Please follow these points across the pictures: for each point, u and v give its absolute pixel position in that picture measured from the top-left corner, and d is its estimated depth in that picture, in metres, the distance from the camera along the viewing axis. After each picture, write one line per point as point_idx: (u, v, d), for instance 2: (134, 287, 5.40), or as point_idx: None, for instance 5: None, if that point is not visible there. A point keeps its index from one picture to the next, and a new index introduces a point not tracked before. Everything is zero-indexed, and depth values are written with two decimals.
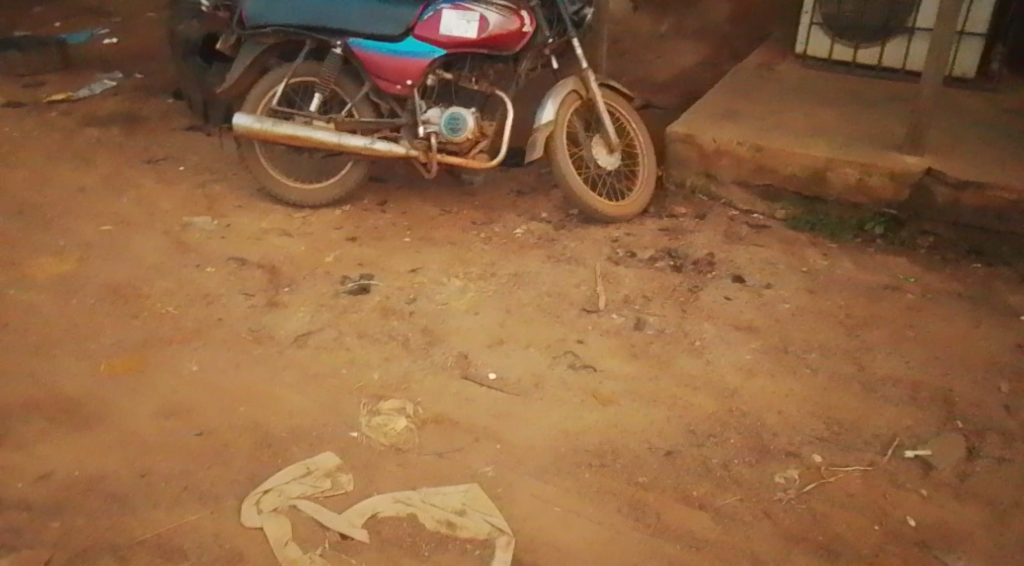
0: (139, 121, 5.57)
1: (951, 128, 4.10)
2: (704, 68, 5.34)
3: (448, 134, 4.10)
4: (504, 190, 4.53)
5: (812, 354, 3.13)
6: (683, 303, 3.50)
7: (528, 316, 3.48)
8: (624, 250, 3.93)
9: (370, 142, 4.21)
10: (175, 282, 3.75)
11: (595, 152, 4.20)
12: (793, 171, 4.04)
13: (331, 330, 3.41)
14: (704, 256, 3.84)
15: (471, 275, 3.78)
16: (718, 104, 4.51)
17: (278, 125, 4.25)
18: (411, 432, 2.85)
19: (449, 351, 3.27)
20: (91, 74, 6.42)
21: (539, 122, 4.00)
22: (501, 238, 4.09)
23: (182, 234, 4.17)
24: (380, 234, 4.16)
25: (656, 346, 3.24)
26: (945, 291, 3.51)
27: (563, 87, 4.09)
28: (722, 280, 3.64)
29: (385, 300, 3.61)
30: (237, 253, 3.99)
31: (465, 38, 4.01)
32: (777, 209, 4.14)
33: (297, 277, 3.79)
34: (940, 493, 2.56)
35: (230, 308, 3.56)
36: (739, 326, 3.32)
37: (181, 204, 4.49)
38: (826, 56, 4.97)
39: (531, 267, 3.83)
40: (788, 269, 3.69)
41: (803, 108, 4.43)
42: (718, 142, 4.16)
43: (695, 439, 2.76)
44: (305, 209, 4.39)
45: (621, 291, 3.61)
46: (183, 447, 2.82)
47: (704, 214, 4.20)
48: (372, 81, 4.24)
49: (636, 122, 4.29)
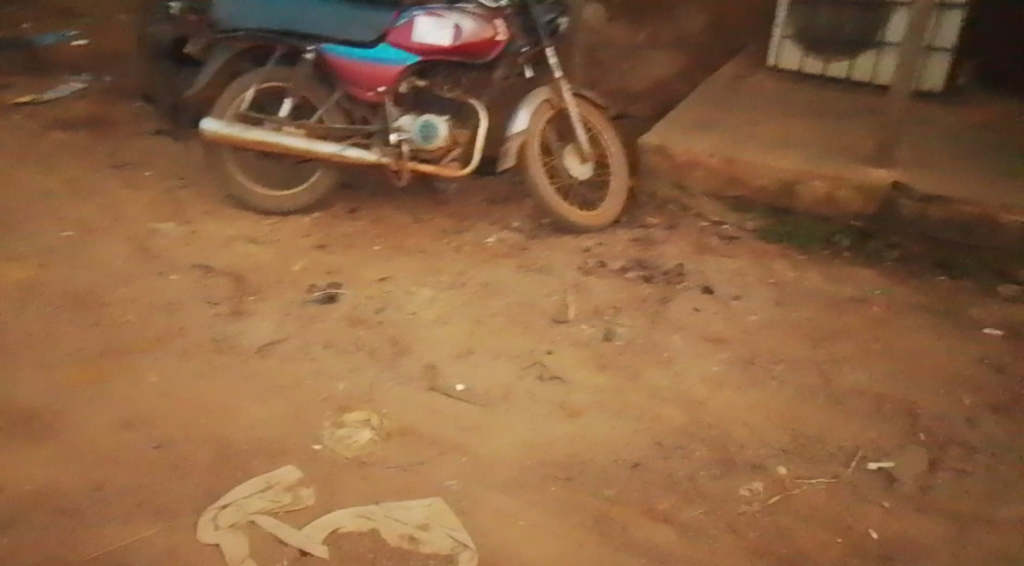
0: (108, 125, 5.50)
1: (920, 141, 4.13)
2: (678, 78, 5.36)
3: (420, 142, 4.07)
4: (476, 199, 4.51)
5: (780, 365, 3.13)
6: (653, 314, 3.49)
7: (497, 326, 3.46)
8: (594, 260, 3.92)
9: (341, 148, 4.17)
10: (138, 290, 3.69)
11: (568, 161, 4.19)
12: (763, 183, 4.05)
13: (297, 339, 3.37)
14: (674, 267, 3.84)
15: (441, 284, 3.75)
16: (691, 115, 4.53)
17: (248, 130, 4.19)
18: (376, 444, 2.82)
19: (416, 361, 3.24)
20: (60, 75, 6.34)
21: (513, 130, 4.01)
22: (471, 247, 4.07)
23: (147, 240, 4.11)
24: (349, 242, 4.12)
25: (625, 357, 3.23)
26: (912, 303, 3.53)
27: (536, 96, 4.09)
28: (692, 291, 3.63)
29: (353, 308, 3.57)
30: (203, 260, 3.94)
31: (437, 45, 3.97)
32: (747, 220, 4.16)
33: (264, 285, 3.75)
34: (903, 506, 2.56)
35: (195, 316, 3.51)
36: (707, 337, 3.32)
37: (148, 209, 4.42)
38: (798, 69, 5.01)
39: (501, 277, 3.81)
40: (757, 280, 3.70)
41: (774, 120, 4.45)
42: (691, 153, 4.18)
43: (662, 452, 2.74)
44: (275, 216, 4.34)
45: (590, 301, 3.60)
46: (142, 459, 2.77)
47: (676, 224, 4.20)
48: (344, 87, 4.22)
49: (609, 132, 4.29)
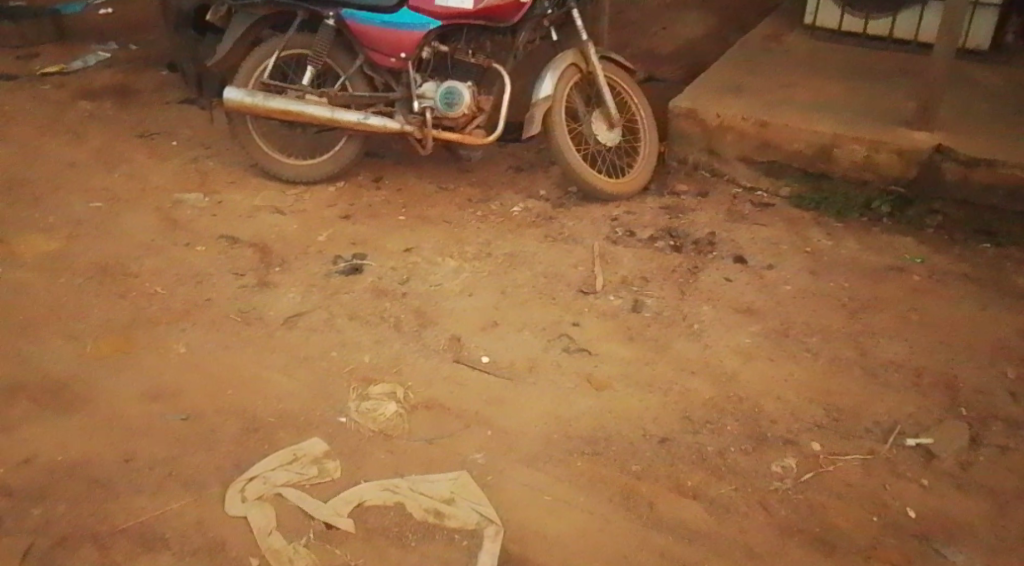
0: (133, 94, 5.48)
1: (963, 103, 3.98)
2: (709, 39, 5.21)
3: (443, 109, 4.00)
4: (502, 166, 4.44)
5: (814, 337, 3.04)
6: (682, 284, 3.42)
7: (523, 297, 3.40)
8: (623, 229, 3.84)
9: (363, 116, 4.10)
10: (164, 261, 3.68)
11: (595, 128, 4.09)
12: (798, 148, 3.93)
13: (322, 311, 3.34)
14: (705, 235, 3.75)
15: (466, 255, 3.70)
16: (722, 77, 4.40)
17: (270, 99, 4.15)
18: (400, 417, 2.79)
19: (442, 333, 3.20)
20: (85, 45, 6.32)
21: (537, 97, 3.90)
22: (497, 216, 4.01)
23: (172, 211, 4.10)
24: (374, 212, 4.08)
25: (653, 329, 3.16)
26: (952, 272, 3.41)
27: (562, 60, 3.98)
28: (723, 261, 3.55)
29: (378, 280, 3.53)
30: (228, 231, 3.92)
31: (459, 9, 3.89)
32: (781, 186, 4.05)
33: (288, 256, 3.72)
34: (941, 483, 2.48)
35: (220, 288, 3.49)
36: (739, 308, 3.23)
37: (173, 180, 4.41)
38: (835, 28, 4.83)
39: (527, 247, 3.75)
40: (791, 249, 3.60)
41: (810, 82, 4.31)
42: (722, 118, 4.06)
43: (691, 426, 2.69)
44: (300, 185, 4.31)
45: (619, 271, 3.53)
46: (167, 432, 2.77)
47: (706, 192, 4.11)
48: (366, 54, 4.14)
49: (638, 96, 4.18)
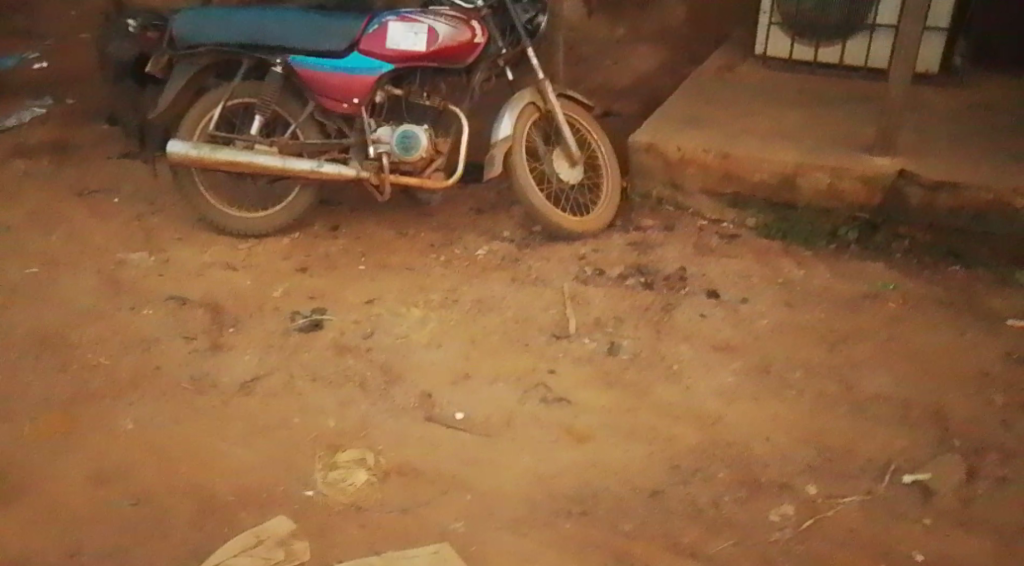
0: (71, 150, 5.26)
1: (921, 127, 3.96)
2: (663, 71, 5.17)
3: (400, 153, 3.87)
4: (462, 209, 4.31)
5: (797, 373, 2.94)
6: (657, 323, 3.31)
7: (493, 345, 3.26)
8: (591, 269, 3.73)
9: (317, 164, 3.95)
10: (108, 328, 3.47)
11: (556, 166, 3.99)
12: (762, 178, 3.88)
13: (282, 373, 3.16)
14: (675, 271, 3.66)
15: (431, 304, 3.54)
16: (681, 109, 4.34)
17: (217, 150, 3.97)
18: (372, 486, 2.61)
19: (411, 390, 3.04)
20: (19, 101, 6.08)
21: (496, 138, 3.80)
22: (460, 261, 3.87)
23: (116, 272, 3.89)
24: (331, 263, 3.91)
25: (631, 373, 3.04)
26: (927, 297, 3.36)
27: (519, 100, 3.89)
28: (696, 297, 3.45)
29: (339, 336, 3.36)
30: (177, 292, 3.72)
31: (413, 51, 3.78)
32: (747, 217, 3.98)
33: (242, 315, 3.53)
34: (943, 522, 2.38)
35: (171, 355, 3.29)
36: (717, 346, 3.13)
37: (117, 239, 4.20)
38: (787, 57, 4.83)
39: (493, 292, 3.61)
40: (763, 281, 3.52)
41: (768, 111, 4.27)
42: (684, 151, 3.98)
43: (680, 476, 2.55)
44: (252, 238, 4.14)
45: (591, 312, 3.41)
46: (119, 518, 2.56)
47: (673, 225, 4.02)
48: (316, 100, 3.99)
49: (598, 132, 4.10)
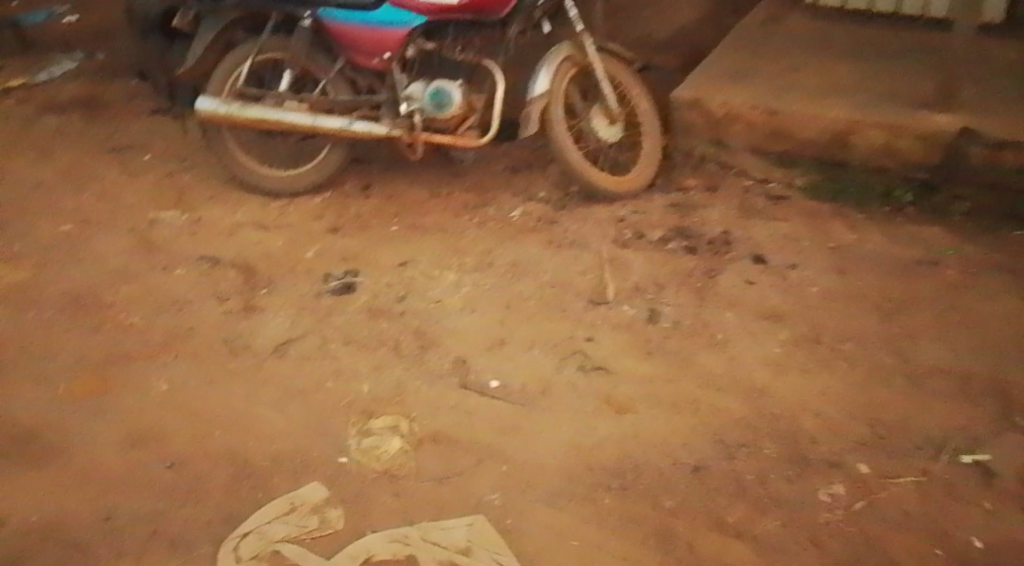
0: (102, 106, 5.20)
1: (984, 82, 3.75)
2: (706, 22, 4.95)
3: (433, 110, 3.77)
4: (497, 167, 4.19)
5: (848, 343, 2.81)
6: (700, 290, 3.19)
7: (530, 311, 3.17)
8: (631, 231, 3.61)
9: (348, 122, 3.87)
10: (140, 288, 3.42)
11: (595, 123, 3.84)
12: (812, 137, 3.70)
13: (314, 336, 3.09)
14: (720, 234, 3.52)
15: (466, 267, 3.45)
16: (726, 63, 4.16)
17: (247, 108, 3.90)
18: (406, 455, 2.54)
19: (445, 356, 2.95)
20: (51, 55, 6.03)
21: (533, 94, 3.66)
22: (496, 222, 3.76)
23: (148, 232, 3.83)
24: (364, 223, 3.82)
25: (673, 341, 2.93)
26: (987, 264, 3.19)
27: (557, 54, 3.74)
28: (742, 262, 3.31)
29: (373, 299, 3.28)
30: (209, 252, 3.66)
31: (445, 4, 3.64)
32: (794, 177, 3.81)
33: (275, 276, 3.46)
34: (1005, 506, 2.26)
35: (202, 316, 3.24)
36: (764, 314, 3.00)
37: (148, 197, 4.14)
38: (839, 6, 4.60)
39: (530, 255, 3.51)
40: (813, 245, 3.37)
41: (818, 64, 4.07)
42: (729, 105, 3.82)
43: (725, 451, 2.46)
44: (284, 198, 4.05)
45: (631, 278, 3.31)
46: (150, 484, 2.52)
47: (716, 185, 3.87)
48: (347, 55, 3.91)
49: (638, 88, 3.94)
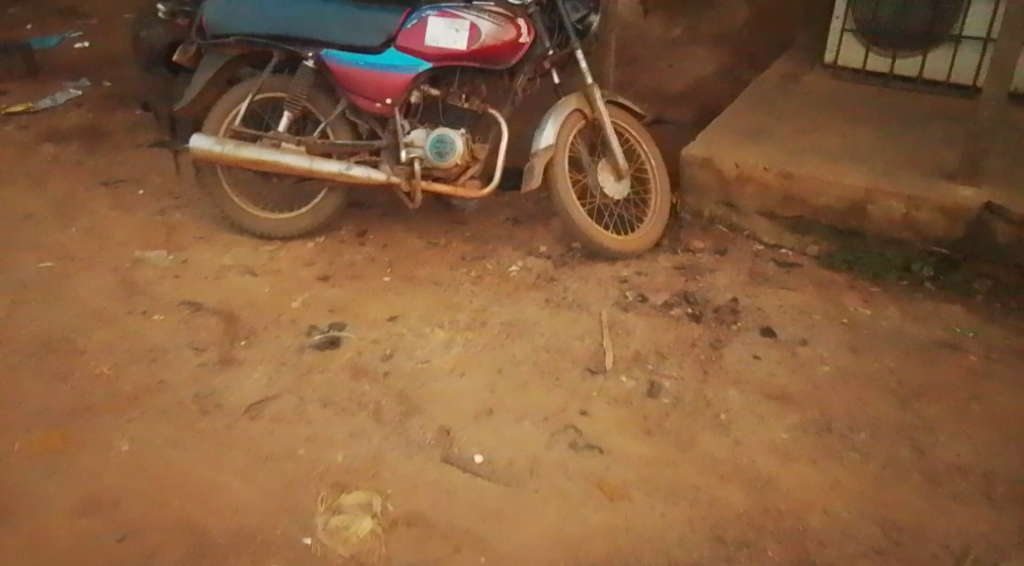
0: (102, 136, 5.09)
1: (1012, 153, 3.58)
2: (721, 76, 4.81)
3: (433, 160, 3.60)
4: (498, 218, 4.04)
5: (861, 434, 2.63)
6: (704, 362, 3.01)
7: (522, 378, 2.98)
8: (634, 294, 3.44)
9: (345, 167, 3.70)
10: (116, 333, 3.25)
11: (601, 178, 3.68)
12: (827, 203, 3.54)
13: (292, 396, 2.91)
14: (727, 302, 3.34)
15: (457, 325, 3.27)
16: (741, 121, 4.01)
17: (242, 148, 3.73)
18: (376, 538, 2.36)
19: (428, 425, 2.77)
20: (58, 81, 5.95)
21: (537, 147, 3.51)
22: (492, 277, 3.60)
23: (132, 272, 3.68)
24: (356, 272, 3.66)
25: (673, 420, 2.75)
26: (1011, 349, 3.00)
27: (564, 106, 3.59)
28: (749, 334, 3.13)
29: (357, 356, 3.10)
30: (191, 297, 3.50)
31: (452, 49, 3.51)
32: (808, 244, 3.64)
33: (257, 326, 3.29)
34: None
35: (177, 368, 3.07)
36: (772, 394, 2.82)
37: (136, 234, 4.00)
38: (860, 66, 4.45)
39: (526, 315, 3.33)
40: (825, 319, 3.19)
41: (836, 127, 3.91)
42: (741, 168, 3.66)
43: (724, 552, 2.28)
44: (275, 241, 3.90)
45: (630, 346, 3.13)
46: (100, 556, 2.33)
47: (725, 248, 3.71)
48: (348, 98, 3.74)
49: (648, 144, 3.78)
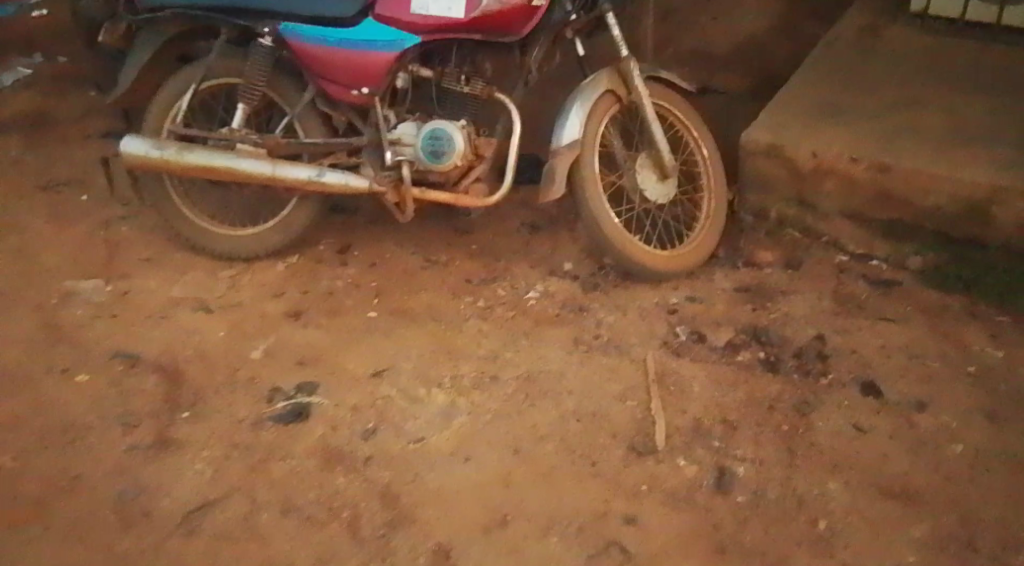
0: (47, 125, 4.31)
1: None
2: (778, 32, 3.97)
3: (427, 161, 2.83)
4: (511, 224, 3.28)
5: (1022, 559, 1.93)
6: (789, 436, 2.27)
7: (547, 463, 2.25)
8: (687, 329, 2.69)
9: (317, 173, 2.94)
10: (26, 404, 2.53)
11: (641, 178, 2.91)
12: (937, 203, 2.78)
13: (242, 499, 2.19)
14: (811, 341, 2.58)
15: (461, 383, 2.53)
16: (813, 93, 3.20)
17: (187, 153, 2.97)
18: None
19: (420, 544, 2.05)
20: (5, 56, 5.15)
21: (559, 143, 2.74)
22: (505, 308, 2.85)
23: (57, 310, 2.94)
24: (334, 304, 2.92)
25: (755, 533, 2.02)
26: None
27: (593, 87, 2.80)
28: (847, 392, 2.39)
29: (330, 433, 2.38)
30: (126, 345, 2.76)
31: (446, 19, 2.71)
32: (907, 255, 2.88)
33: (206, 390, 2.56)
34: None
35: (98, 456, 2.34)
36: (886, 491, 2.10)
37: (70, 255, 3.25)
38: (957, 16, 3.59)
39: (551, 364, 2.59)
40: (944, 368, 2.45)
41: (935, 99, 3.10)
42: (821, 158, 2.88)
43: None
44: (238, 263, 3.17)
45: (688, 409, 2.39)
46: None
47: (799, 261, 2.94)
48: (318, 84, 2.97)
49: (698, 130, 2.99)
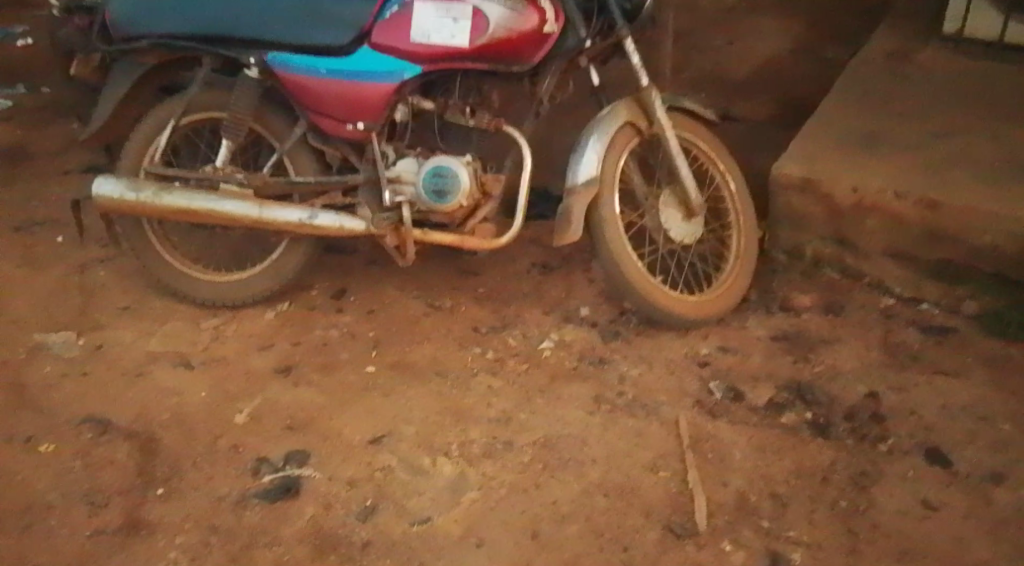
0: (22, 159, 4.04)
1: None
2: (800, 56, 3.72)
3: (430, 201, 2.56)
4: (521, 265, 3.01)
5: None
6: (847, 515, 1.98)
7: (572, 549, 1.96)
8: (722, 386, 2.41)
9: (309, 215, 2.67)
10: None
11: (665, 217, 2.64)
12: (993, 242, 2.51)
13: None
14: (861, 399, 2.31)
15: (471, 450, 2.25)
16: (847, 121, 2.94)
17: (165, 194, 2.70)
18: None
19: None
20: None
21: (575, 181, 2.47)
22: (518, 361, 2.57)
23: (22, 368, 2.66)
24: (328, 358, 2.64)
25: None
26: None
27: (611, 119, 2.53)
28: (908, 461, 2.11)
29: (324, 513, 2.09)
30: (96, 409, 2.48)
31: (449, 48, 2.46)
32: (960, 299, 2.61)
33: (183, 462, 2.27)
34: None
35: (58, 544, 2.05)
36: None
37: (40, 304, 2.97)
38: (996, 36, 3.36)
39: (571, 427, 2.31)
40: (1016, 431, 2.17)
41: (980, 127, 2.85)
42: (862, 194, 2.62)
43: None
44: (225, 311, 2.90)
45: (730, 481, 2.10)
46: None
47: (840, 306, 2.67)
48: (308, 118, 2.70)
49: (726, 163, 2.72)
